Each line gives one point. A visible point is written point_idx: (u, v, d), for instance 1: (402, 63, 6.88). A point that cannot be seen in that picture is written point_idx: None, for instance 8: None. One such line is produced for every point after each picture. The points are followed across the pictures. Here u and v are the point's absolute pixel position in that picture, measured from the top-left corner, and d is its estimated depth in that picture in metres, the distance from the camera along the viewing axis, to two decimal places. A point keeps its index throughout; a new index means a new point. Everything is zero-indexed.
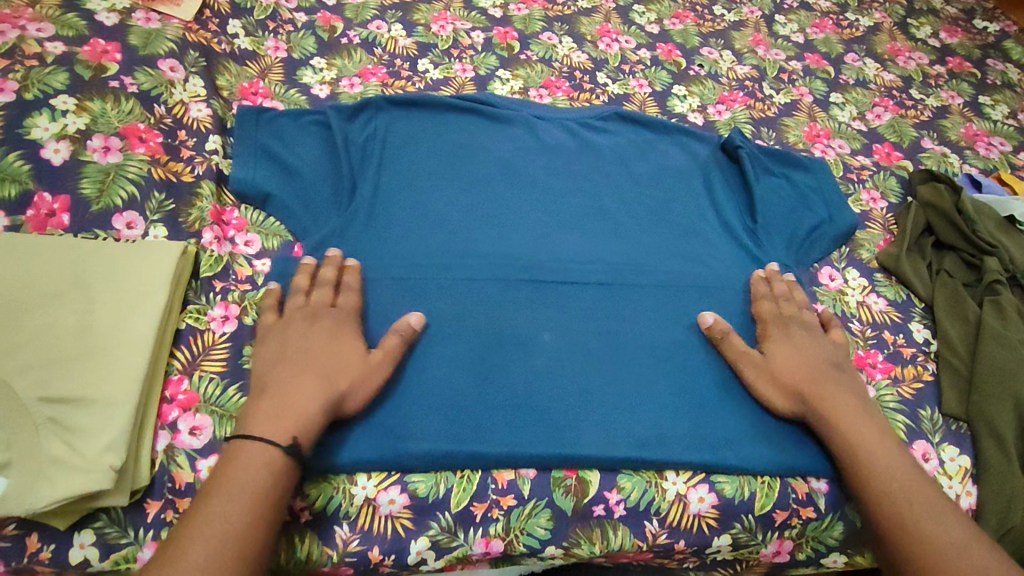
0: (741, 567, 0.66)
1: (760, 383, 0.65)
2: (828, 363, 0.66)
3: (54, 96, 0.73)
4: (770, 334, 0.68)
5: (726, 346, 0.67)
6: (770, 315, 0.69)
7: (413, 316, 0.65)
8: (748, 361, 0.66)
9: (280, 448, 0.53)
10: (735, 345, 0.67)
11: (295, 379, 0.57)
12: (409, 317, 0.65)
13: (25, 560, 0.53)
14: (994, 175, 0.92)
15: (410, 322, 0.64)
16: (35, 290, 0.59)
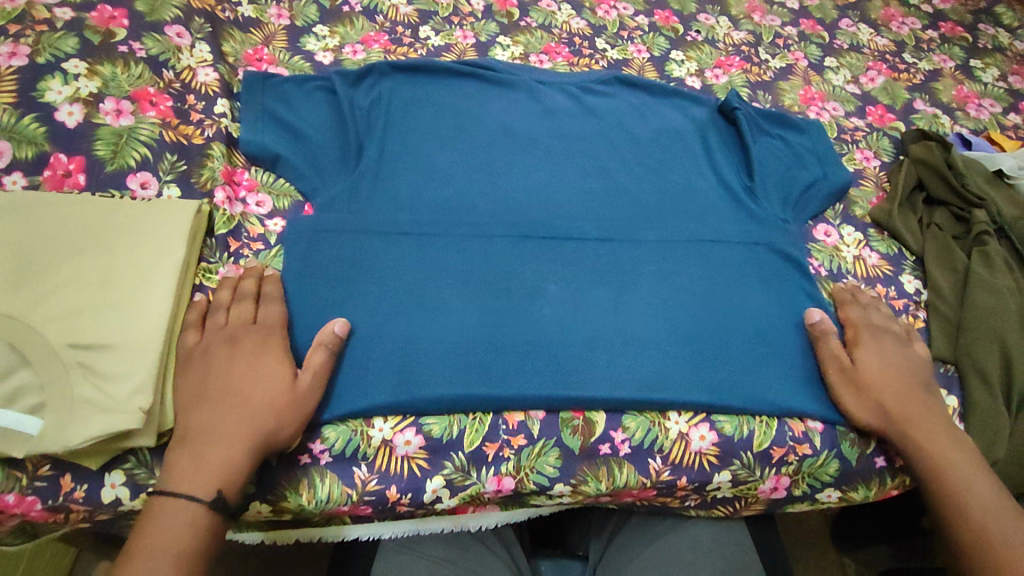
0: (740, 504, 0.69)
1: (844, 387, 0.66)
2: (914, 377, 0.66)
3: (65, 60, 0.74)
4: (862, 339, 0.68)
5: (821, 345, 0.68)
6: (859, 321, 0.70)
7: (335, 324, 0.63)
8: (836, 365, 0.67)
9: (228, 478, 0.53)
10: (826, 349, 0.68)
11: (216, 418, 0.55)
12: (331, 325, 0.63)
13: (60, 499, 0.56)
14: (984, 135, 0.94)
15: (331, 332, 0.62)
16: (59, 244, 0.61)
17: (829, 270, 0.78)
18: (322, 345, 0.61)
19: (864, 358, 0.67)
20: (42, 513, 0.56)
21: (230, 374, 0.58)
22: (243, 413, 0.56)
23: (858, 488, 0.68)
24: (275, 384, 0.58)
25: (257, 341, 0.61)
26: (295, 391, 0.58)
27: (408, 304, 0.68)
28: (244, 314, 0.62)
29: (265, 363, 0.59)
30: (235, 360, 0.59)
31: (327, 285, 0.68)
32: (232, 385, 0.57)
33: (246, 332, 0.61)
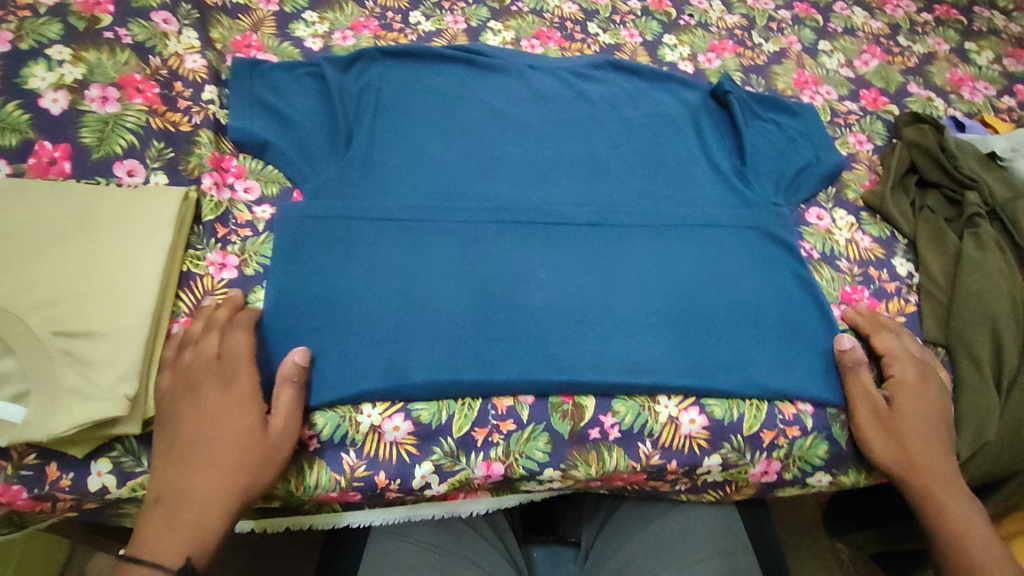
0: (731, 489, 0.69)
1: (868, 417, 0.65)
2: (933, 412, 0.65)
3: (49, 46, 0.73)
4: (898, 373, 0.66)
5: (851, 379, 0.67)
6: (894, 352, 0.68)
7: (295, 354, 0.60)
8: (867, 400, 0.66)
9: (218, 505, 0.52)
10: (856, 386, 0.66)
11: (186, 476, 0.53)
12: (293, 355, 0.60)
13: (46, 487, 0.56)
14: (978, 118, 0.94)
15: (294, 364, 0.60)
16: (43, 231, 0.60)
17: (822, 254, 0.77)
18: (288, 381, 0.59)
19: (898, 396, 0.65)
20: (28, 502, 0.56)
21: (197, 424, 0.55)
22: (214, 471, 0.53)
23: (848, 472, 0.68)
24: (245, 434, 0.55)
25: (222, 381, 0.57)
26: (266, 439, 0.56)
27: (397, 290, 0.67)
28: (211, 348, 0.58)
29: (232, 407, 0.56)
30: (203, 406, 0.55)
31: (315, 272, 0.67)
32: (200, 437, 0.54)
33: (213, 371, 0.57)
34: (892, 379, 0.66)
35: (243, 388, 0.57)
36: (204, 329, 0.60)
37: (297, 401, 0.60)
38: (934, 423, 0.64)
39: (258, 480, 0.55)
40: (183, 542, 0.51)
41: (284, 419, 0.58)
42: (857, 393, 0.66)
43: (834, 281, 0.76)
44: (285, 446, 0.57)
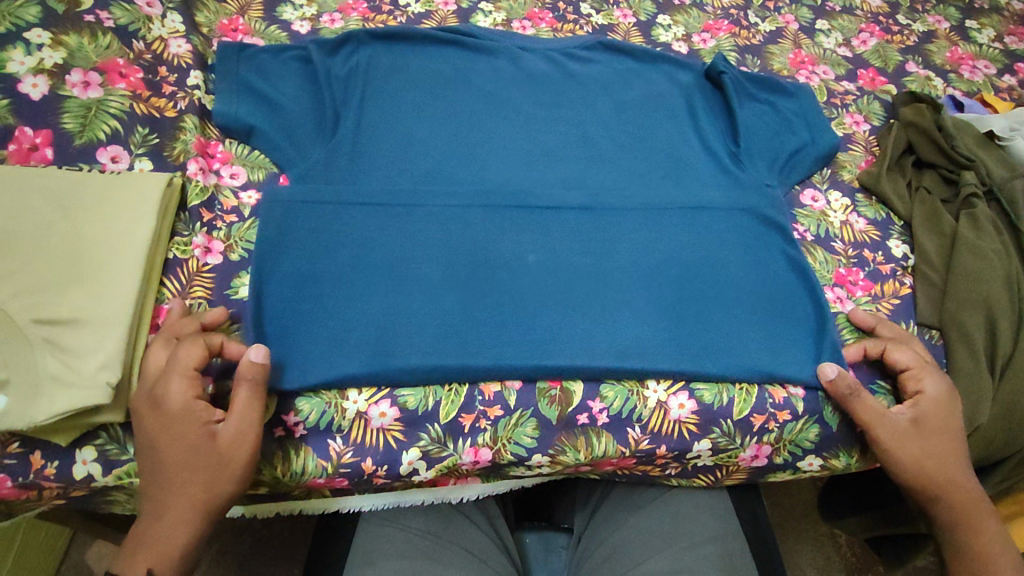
0: (721, 474, 0.69)
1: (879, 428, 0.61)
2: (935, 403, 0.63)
3: (27, 29, 0.71)
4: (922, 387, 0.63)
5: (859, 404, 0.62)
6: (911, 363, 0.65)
7: (253, 353, 0.55)
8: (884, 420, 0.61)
9: (195, 499, 0.52)
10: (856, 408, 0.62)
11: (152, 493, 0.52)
12: (250, 352, 0.55)
13: (31, 476, 0.56)
14: (978, 97, 0.92)
15: (250, 363, 0.55)
16: (24, 219, 0.59)
17: (816, 236, 0.76)
18: (241, 383, 0.55)
19: (922, 416, 0.62)
20: (13, 491, 0.56)
21: (143, 445, 0.53)
22: (169, 489, 0.52)
23: (839, 456, 0.67)
24: (191, 447, 0.52)
25: (154, 399, 0.53)
26: (216, 448, 0.53)
27: (383, 275, 0.67)
28: (153, 363, 0.55)
29: (171, 424, 0.53)
30: (147, 426, 0.53)
31: (301, 257, 0.67)
32: (149, 456, 0.53)
33: (153, 389, 0.54)
34: (919, 395, 0.63)
35: (179, 404, 0.53)
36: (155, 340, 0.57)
37: (251, 401, 0.55)
38: (939, 409, 0.62)
39: (218, 490, 0.53)
40: (149, 556, 0.51)
41: (236, 421, 0.54)
42: (867, 410, 0.62)
43: (828, 264, 0.75)
44: (240, 451, 0.54)
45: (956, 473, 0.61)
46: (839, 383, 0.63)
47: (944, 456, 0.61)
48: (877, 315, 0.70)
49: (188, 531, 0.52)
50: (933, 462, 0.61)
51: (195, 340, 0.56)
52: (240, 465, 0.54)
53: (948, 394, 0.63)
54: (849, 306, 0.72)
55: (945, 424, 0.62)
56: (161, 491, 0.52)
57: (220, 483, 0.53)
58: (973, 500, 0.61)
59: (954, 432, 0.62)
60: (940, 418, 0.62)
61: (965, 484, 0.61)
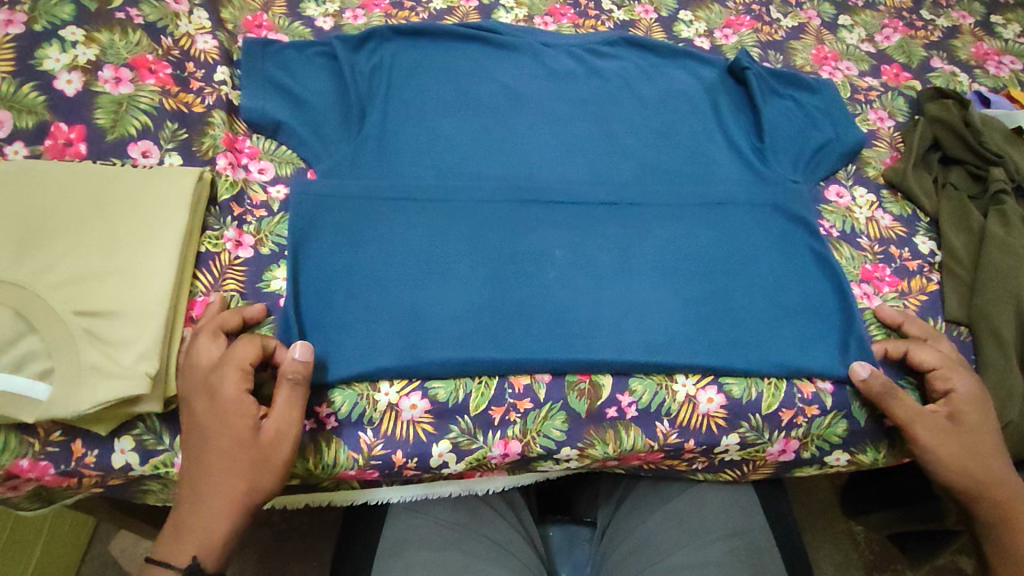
0: (749, 468, 0.69)
1: (918, 426, 0.62)
2: (970, 399, 0.63)
3: (62, 27, 0.72)
4: (956, 387, 0.63)
5: (896, 402, 0.62)
6: (937, 362, 0.65)
7: (298, 350, 0.57)
8: (924, 419, 0.62)
9: (238, 490, 0.53)
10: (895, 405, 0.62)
11: (196, 484, 0.53)
12: (294, 351, 0.57)
13: (73, 463, 0.57)
14: (1004, 93, 0.91)
15: (292, 361, 0.56)
16: (61, 213, 0.60)
17: (842, 232, 0.76)
18: (286, 380, 0.56)
19: (959, 414, 0.62)
20: (56, 478, 0.57)
21: (192, 432, 0.54)
22: (212, 479, 0.52)
23: (866, 451, 0.68)
24: (234, 438, 0.53)
25: (207, 388, 0.55)
26: (258, 442, 0.54)
27: (414, 269, 0.67)
28: (203, 355, 0.57)
29: (220, 413, 0.54)
30: (197, 417, 0.54)
31: (332, 250, 0.67)
32: (195, 445, 0.54)
33: (205, 380, 0.55)
34: (950, 394, 0.63)
35: (228, 394, 0.54)
36: (194, 334, 0.59)
37: (293, 400, 0.56)
38: (973, 405, 0.62)
39: (257, 484, 0.53)
40: (193, 545, 0.51)
41: (277, 418, 0.55)
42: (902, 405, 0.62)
43: (855, 259, 0.75)
44: (280, 447, 0.55)
45: (989, 468, 0.61)
46: (873, 386, 0.63)
47: (974, 450, 0.61)
48: (904, 312, 0.70)
49: (230, 522, 0.53)
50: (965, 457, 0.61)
51: (250, 338, 0.58)
52: (277, 461, 0.54)
53: (976, 390, 0.63)
54: (876, 302, 0.72)
55: (975, 420, 0.62)
56: (205, 481, 0.53)
57: (260, 476, 0.54)
58: (1010, 495, 0.61)
59: (986, 429, 0.62)
60: (970, 414, 0.62)
61: (999, 480, 0.61)
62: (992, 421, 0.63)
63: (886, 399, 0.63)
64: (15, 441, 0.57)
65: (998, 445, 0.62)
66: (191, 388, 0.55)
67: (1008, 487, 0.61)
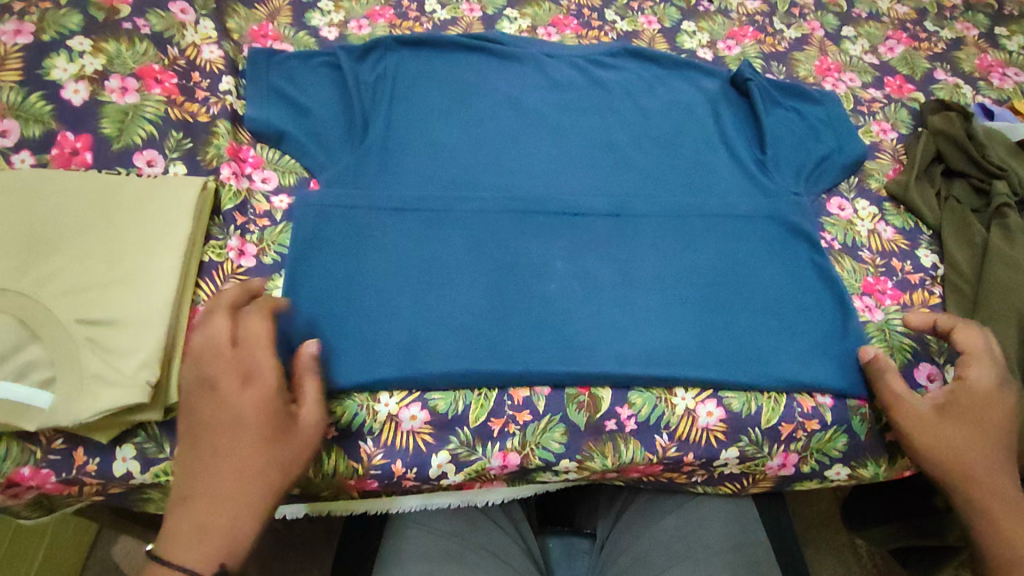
0: (748, 482, 0.69)
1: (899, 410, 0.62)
2: (983, 391, 0.61)
3: (69, 38, 0.73)
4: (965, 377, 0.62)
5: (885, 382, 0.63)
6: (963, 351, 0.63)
7: (311, 345, 0.58)
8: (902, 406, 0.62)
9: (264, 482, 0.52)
10: (893, 386, 0.63)
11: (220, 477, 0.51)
12: (309, 346, 0.58)
13: (74, 472, 0.57)
14: (1008, 105, 0.91)
15: (308, 354, 0.58)
16: (66, 222, 0.61)
17: (844, 245, 0.76)
18: (307, 369, 0.57)
19: (953, 405, 0.61)
20: (57, 485, 0.58)
21: (223, 421, 0.53)
22: (246, 473, 0.52)
23: (868, 465, 0.67)
24: (271, 428, 0.53)
25: (242, 376, 0.54)
26: (296, 432, 0.54)
27: (413, 278, 0.67)
28: (224, 339, 0.55)
29: (258, 401, 0.53)
30: (228, 406, 0.53)
31: (334, 261, 0.68)
32: (226, 435, 0.52)
33: (236, 366, 0.54)
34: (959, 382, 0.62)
35: (266, 384, 0.54)
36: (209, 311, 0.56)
37: (318, 386, 0.57)
38: (987, 399, 0.61)
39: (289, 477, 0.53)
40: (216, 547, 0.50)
41: (308, 406, 0.56)
42: (892, 393, 0.63)
43: (857, 272, 0.74)
44: (315, 435, 0.55)
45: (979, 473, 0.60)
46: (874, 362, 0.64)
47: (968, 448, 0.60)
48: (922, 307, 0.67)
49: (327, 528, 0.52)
50: (975, 461, 0.59)
51: (264, 318, 0.57)
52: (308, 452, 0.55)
53: (990, 385, 0.61)
54: (878, 315, 0.72)
55: (973, 411, 0.61)
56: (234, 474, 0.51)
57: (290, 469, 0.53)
58: None
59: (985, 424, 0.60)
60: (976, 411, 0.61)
61: (999, 484, 0.59)
62: (1007, 420, 0.61)
63: (885, 377, 0.63)
64: (16, 449, 0.57)
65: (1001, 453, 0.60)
66: (220, 373, 0.54)
67: (1006, 494, 0.59)
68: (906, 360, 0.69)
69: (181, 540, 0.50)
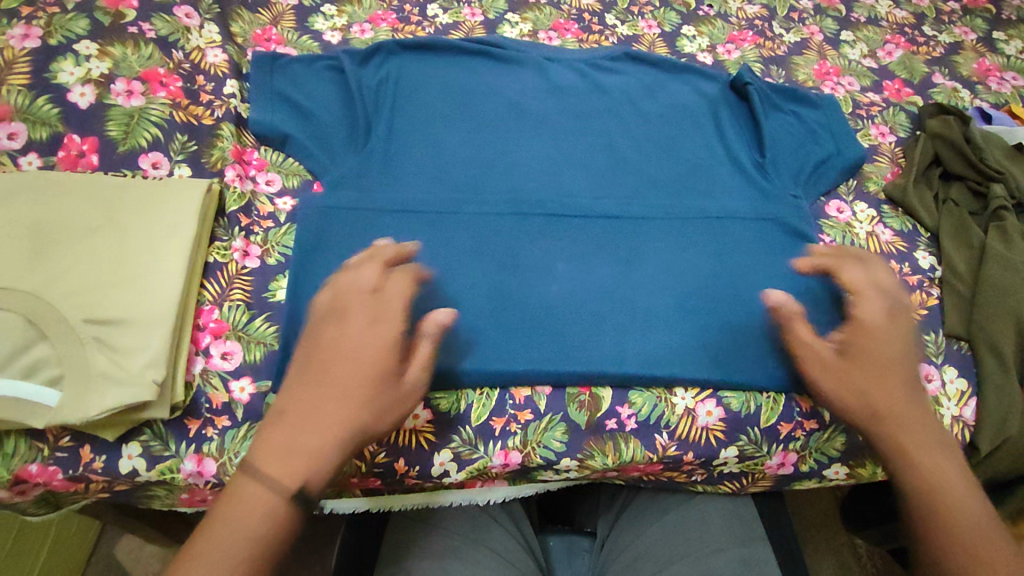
0: (747, 481, 0.70)
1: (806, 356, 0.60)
2: (874, 328, 0.60)
3: (77, 42, 0.73)
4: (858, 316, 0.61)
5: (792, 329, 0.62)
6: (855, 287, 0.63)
7: (444, 313, 0.57)
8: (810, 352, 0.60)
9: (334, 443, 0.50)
10: (799, 333, 0.61)
11: (314, 407, 0.50)
12: (440, 314, 0.57)
13: (80, 469, 0.58)
14: (1005, 109, 0.92)
15: (437, 322, 0.56)
16: (73, 223, 0.61)
17: (843, 247, 0.77)
18: (429, 336, 0.56)
19: (851, 345, 0.60)
20: (64, 483, 0.58)
21: (336, 352, 0.53)
22: (340, 411, 0.50)
23: (866, 465, 0.68)
24: (382, 377, 0.52)
25: (371, 317, 0.54)
26: (395, 389, 0.53)
27: None
28: (365, 282, 0.56)
29: (374, 349, 0.53)
30: (346, 341, 0.53)
31: (337, 261, 0.69)
32: (337, 366, 0.52)
33: (365, 309, 0.55)
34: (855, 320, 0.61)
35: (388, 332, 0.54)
36: (366, 259, 0.59)
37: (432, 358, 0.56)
38: (879, 337, 0.60)
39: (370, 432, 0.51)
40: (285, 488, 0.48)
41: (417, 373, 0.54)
42: (799, 341, 0.61)
43: None
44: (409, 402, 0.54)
45: (891, 408, 0.57)
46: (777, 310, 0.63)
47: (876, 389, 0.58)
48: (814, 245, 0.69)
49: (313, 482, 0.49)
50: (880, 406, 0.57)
51: (406, 275, 0.59)
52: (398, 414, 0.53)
53: (881, 321, 0.61)
54: None
55: (868, 350, 0.59)
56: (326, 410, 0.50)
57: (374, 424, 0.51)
58: None
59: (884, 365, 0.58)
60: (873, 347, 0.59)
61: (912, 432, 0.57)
62: (904, 354, 0.60)
63: (790, 324, 0.62)
64: (24, 447, 0.58)
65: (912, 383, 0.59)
66: (353, 312, 0.54)
67: (923, 442, 0.57)
68: None
69: (268, 460, 0.49)
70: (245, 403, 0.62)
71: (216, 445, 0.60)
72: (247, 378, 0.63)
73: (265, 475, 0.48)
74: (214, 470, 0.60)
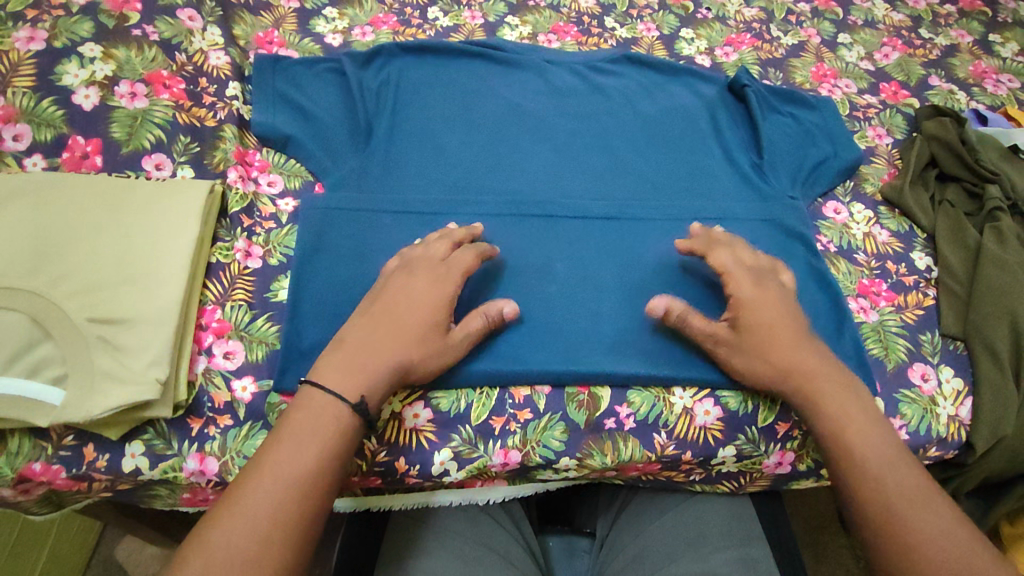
0: (745, 480, 0.70)
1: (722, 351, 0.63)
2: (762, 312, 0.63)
3: (81, 44, 0.74)
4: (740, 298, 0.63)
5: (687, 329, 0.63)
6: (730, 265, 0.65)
7: (509, 307, 0.64)
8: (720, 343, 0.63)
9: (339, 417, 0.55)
10: (696, 326, 0.63)
11: (374, 342, 0.59)
12: (507, 306, 0.65)
13: (83, 468, 0.58)
14: (1001, 111, 0.93)
15: (499, 309, 0.64)
16: (76, 223, 0.62)
17: (839, 248, 0.77)
18: (486, 317, 0.63)
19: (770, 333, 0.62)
20: (67, 481, 0.59)
21: (405, 297, 0.62)
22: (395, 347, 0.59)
23: None
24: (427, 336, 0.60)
25: (436, 276, 0.63)
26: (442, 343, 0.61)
27: None
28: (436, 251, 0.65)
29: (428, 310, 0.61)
30: (406, 297, 0.62)
31: (340, 262, 0.69)
32: (402, 310, 0.61)
33: (433, 270, 0.63)
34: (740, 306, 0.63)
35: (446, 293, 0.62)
36: (438, 237, 0.67)
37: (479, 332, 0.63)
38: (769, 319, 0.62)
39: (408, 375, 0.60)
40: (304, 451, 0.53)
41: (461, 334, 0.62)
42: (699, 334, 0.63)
43: (852, 274, 0.76)
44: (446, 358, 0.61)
45: (795, 372, 0.61)
46: (670, 314, 0.63)
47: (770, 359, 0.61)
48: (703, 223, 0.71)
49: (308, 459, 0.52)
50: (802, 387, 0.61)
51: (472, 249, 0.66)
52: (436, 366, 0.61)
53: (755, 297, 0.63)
54: (873, 316, 0.73)
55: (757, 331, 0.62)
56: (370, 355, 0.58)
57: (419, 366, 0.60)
58: None
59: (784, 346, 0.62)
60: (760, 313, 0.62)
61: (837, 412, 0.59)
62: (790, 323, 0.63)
63: (686, 320, 0.63)
64: (28, 446, 0.58)
65: (798, 342, 0.62)
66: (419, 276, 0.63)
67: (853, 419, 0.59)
68: (901, 360, 0.71)
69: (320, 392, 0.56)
70: (248, 402, 0.63)
71: (218, 444, 0.61)
72: (249, 377, 0.64)
73: (276, 455, 0.52)
74: (216, 469, 0.60)
